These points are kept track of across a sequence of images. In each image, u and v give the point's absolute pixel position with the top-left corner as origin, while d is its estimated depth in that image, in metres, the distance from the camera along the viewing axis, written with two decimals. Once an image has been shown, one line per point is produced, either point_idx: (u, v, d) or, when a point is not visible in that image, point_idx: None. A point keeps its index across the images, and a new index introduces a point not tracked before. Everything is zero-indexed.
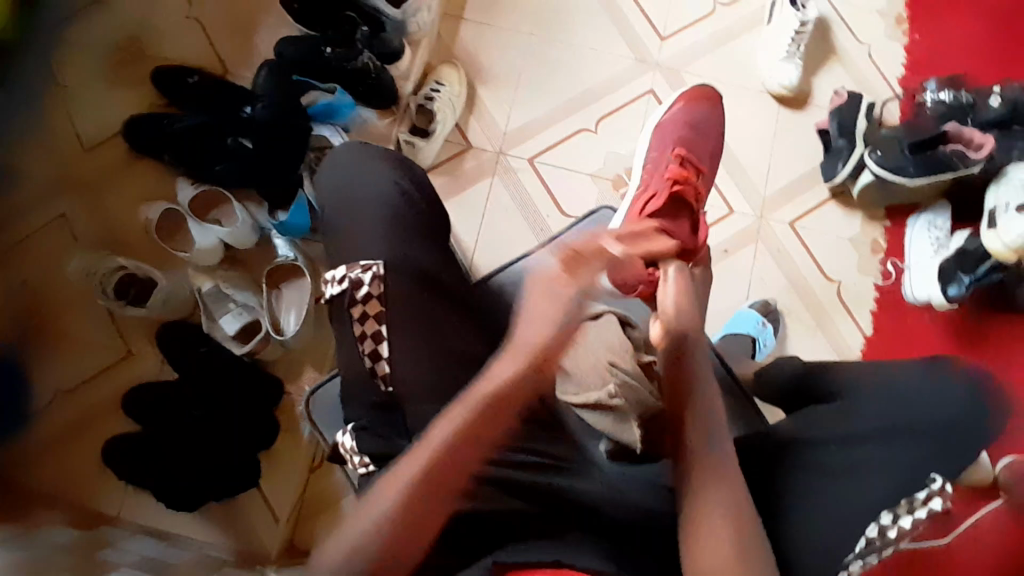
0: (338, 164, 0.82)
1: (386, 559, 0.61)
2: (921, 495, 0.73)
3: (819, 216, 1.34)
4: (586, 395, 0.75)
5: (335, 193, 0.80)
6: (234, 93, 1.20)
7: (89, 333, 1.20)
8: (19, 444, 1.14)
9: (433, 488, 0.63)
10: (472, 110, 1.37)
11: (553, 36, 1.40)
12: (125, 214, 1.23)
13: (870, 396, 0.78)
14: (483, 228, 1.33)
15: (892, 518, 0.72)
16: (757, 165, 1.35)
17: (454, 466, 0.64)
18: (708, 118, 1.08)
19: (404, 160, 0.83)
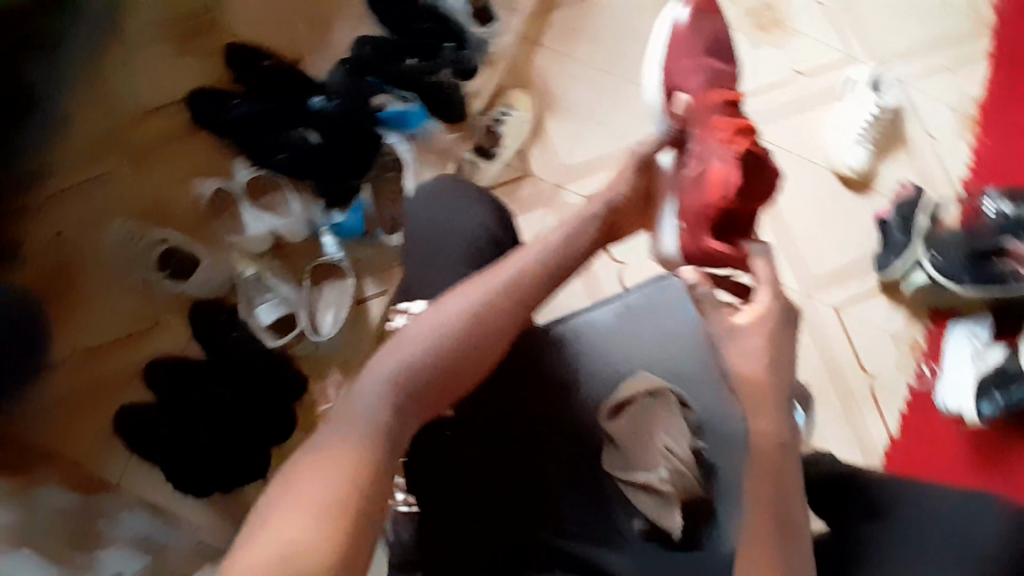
0: (425, 197, 0.85)
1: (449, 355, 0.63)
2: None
3: (866, 306, 1.32)
4: (630, 467, 0.78)
5: (420, 225, 0.82)
6: (303, 84, 1.21)
7: (113, 297, 1.16)
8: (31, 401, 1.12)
9: (466, 335, 0.65)
10: (537, 137, 1.35)
11: (627, 76, 1.39)
12: (172, 182, 1.20)
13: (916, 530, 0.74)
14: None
15: None
16: (813, 244, 1.34)
17: (480, 323, 0.66)
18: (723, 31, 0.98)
19: (488, 198, 0.86)
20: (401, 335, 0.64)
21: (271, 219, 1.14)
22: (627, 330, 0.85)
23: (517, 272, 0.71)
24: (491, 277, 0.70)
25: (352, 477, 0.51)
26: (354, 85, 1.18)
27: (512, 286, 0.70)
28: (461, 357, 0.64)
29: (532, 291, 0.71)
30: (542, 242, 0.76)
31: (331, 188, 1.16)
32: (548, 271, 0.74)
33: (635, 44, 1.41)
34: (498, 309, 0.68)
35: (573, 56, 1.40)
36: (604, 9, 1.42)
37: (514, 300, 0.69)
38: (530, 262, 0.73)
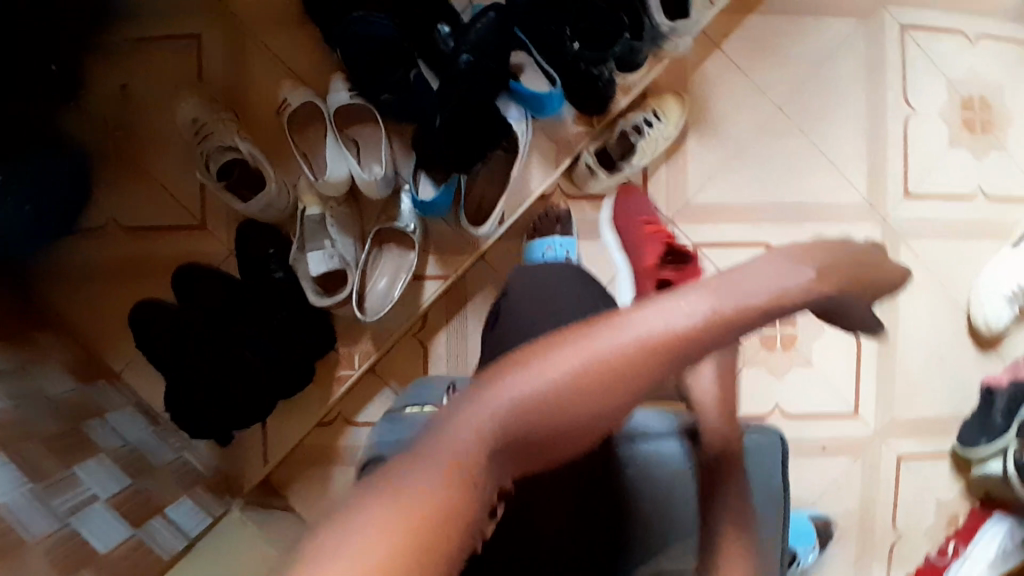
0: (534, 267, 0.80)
1: (563, 407, 0.51)
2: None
3: (929, 464, 1.22)
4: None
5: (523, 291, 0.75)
6: (438, 7, 1.02)
7: (168, 183, 1.07)
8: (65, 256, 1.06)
9: (589, 388, 0.52)
10: (670, 158, 1.17)
11: (798, 125, 1.19)
12: (266, 78, 1.06)
13: None
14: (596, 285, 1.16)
15: None
16: (908, 382, 1.21)
17: (608, 377, 0.52)
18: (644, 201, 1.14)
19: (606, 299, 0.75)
20: (511, 362, 0.54)
21: (350, 160, 0.98)
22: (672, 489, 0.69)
23: (677, 321, 0.54)
24: (640, 322, 0.55)
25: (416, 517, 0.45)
26: (501, 43, 0.98)
27: (667, 338, 0.54)
28: (574, 415, 0.52)
29: (690, 351, 0.55)
30: (726, 283, 0.57)
31: (431, 152, 0.99)
32: (720, 332, 0.55)
33: (824, 90, 1.19)
34: (634, 367, 0.53)
35: (750, 78, 1.19)
36: (809, 37, 1.19)
37: (661, 357, 0.54)
38: (704, 312, 0.55)
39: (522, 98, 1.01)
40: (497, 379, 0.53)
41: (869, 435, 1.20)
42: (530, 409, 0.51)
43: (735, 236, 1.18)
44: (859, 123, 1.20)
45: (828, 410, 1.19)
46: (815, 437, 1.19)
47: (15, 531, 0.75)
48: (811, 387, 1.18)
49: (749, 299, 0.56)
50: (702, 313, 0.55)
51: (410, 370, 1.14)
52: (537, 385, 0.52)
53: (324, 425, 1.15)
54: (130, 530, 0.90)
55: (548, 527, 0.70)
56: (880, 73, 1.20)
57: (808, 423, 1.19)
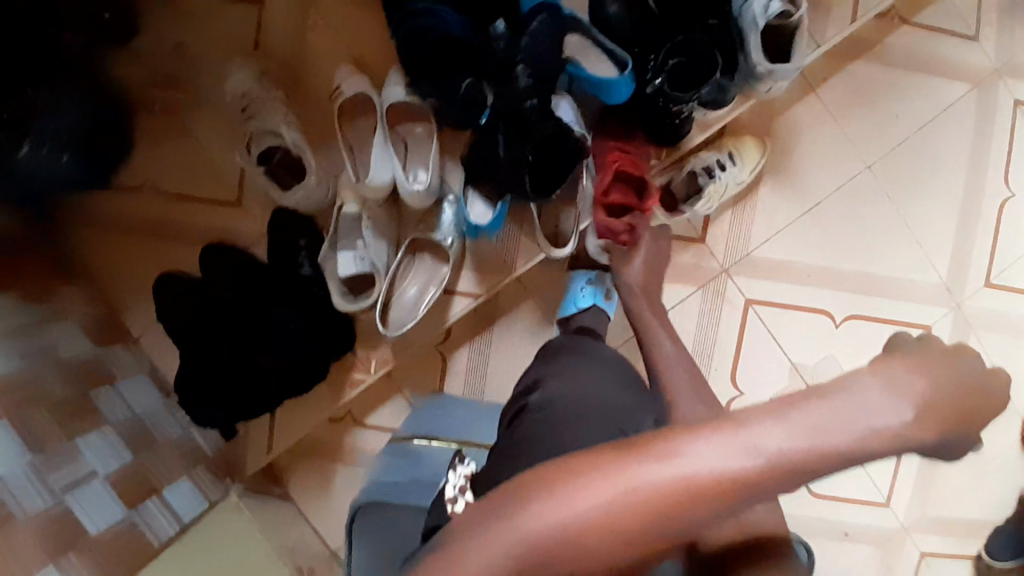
0: (578, 362, 0.76)
1: (591, 547, 0.46)
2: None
3: (953, 566, 1.15)
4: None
5: (550, 377, 0.74)
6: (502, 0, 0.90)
7: (209, 153, 1.03)
8: (95, 204, 1.04)
9: (622, 530, 0.46)
10: (737, 204, 1.09)
11: (883, 190, 1.10)
12: (321, 56, 1.00)
13: None
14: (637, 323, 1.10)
15: None
16: (949, 480, 1.13)
17: (643, 520, 0.46)
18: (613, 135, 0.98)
19: (633, 393, 0.73)
20: (543, 476, 0.49)
21: (397, 164, 0.92)
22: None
23: (737, 461, 0.46)
24: (693, 454, 0.47)
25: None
26: (554, 52, 0.87)
27: (719, 480, 0.46)
28: (606, 553, 0.46)
29: (746, 495, 0.47)
30: (807, 416, 0.47)
31: (478, 171, 0.93)
32: (789, 477, 0.46)
33: (919, 154, 1.09)
34: (675, 510, 0.46)
35: (841, 131, 1.08)
36: (915, 96, 1.08)
37: (711, 499, 0.46)
38: (772, 453, 0.46)
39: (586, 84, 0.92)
40: (525, 497, 0.48)
41: (897, 528, 1.13)
42: (552, 546, 0.46)
43: (790, 298, 1.11)
44: (952, 198, 1.10)
45: (856, 494, 1.12)
46: (838, 520, 1.12)
47: (6, 505, 0.71)
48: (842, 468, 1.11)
49: (828, 440, 0.46)
50: (770, 455, 0.46)
51: (426, 381, 1.11)
52: (566, 516, 0.46)
53: (333, 422, 1.13)
54: (124, 511, 0.87)
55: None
56: (986, 146, 1.10)
57: (833, 503, 1.12)
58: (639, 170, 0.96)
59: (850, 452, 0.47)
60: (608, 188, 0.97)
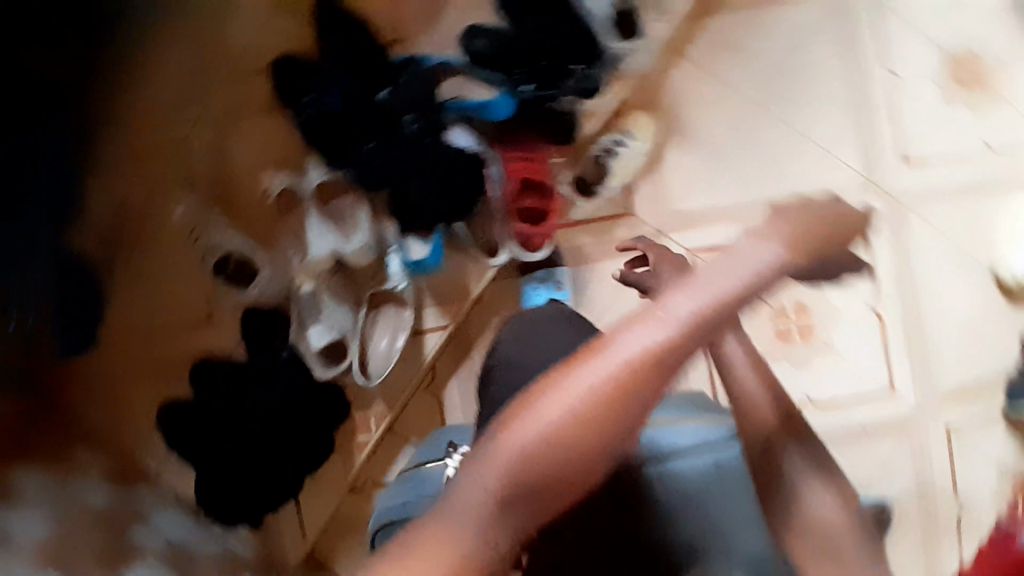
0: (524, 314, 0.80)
1: (565, 450, 0.52)
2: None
3: (989, 433, 1.15)
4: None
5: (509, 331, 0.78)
6: (379, 70, 1.05)
7: (176, 284, 1.10)
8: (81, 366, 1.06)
9: (586, 426, 0.52)
10: (649, 172, 1.17)
11: (775, 115, 1.18)
12: (248, 166, 1.11)
13: None
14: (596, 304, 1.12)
15: None
16: (941, 349, 1.17)
17: (602, 412, 0.52)
18: (520, 141, 1.08)
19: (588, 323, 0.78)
20: (510, 410, 0.56)
21: (331, 237, 1.05)
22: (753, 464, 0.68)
23: (659, 334, 0.54)
24: (621, 343, 0.54)
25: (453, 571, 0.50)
26: (428, 98, 1.04)
27: (650, 356, 0.53)
28: (577, 453, 0.52)
29: (674, 360, 0.54)
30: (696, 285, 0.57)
31: (407, 211, 1.04)
32: (697, 336, 0.55)
33: (793, 73, 1.18)
34: (625, 396, 0.52)
35: (718, 79, 1.19)
36: (772, 24, 1.18)
37: (650, 373, 0.53)
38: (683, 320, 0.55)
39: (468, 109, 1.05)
40: (499, 431, 0.55)
41: (910, 410, 1.16)
42: (531, 461, 0.52)
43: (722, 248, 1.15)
44: (840, 102, 1.19)
45: (859, 391, 1.15)
46: (856, 421, 1.13)
47: None
48: (835, 369, 1.15)
49: (723, 297, 0.57)
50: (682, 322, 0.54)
51: (428, 423, 1.15)
52: (547, 427, 0.52)
53: (357, 492, 1.16)
54: None
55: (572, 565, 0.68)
56: (856, 45, 1.18)
57: (845, 410, 1.12)
58: (540, 175, 1.09)
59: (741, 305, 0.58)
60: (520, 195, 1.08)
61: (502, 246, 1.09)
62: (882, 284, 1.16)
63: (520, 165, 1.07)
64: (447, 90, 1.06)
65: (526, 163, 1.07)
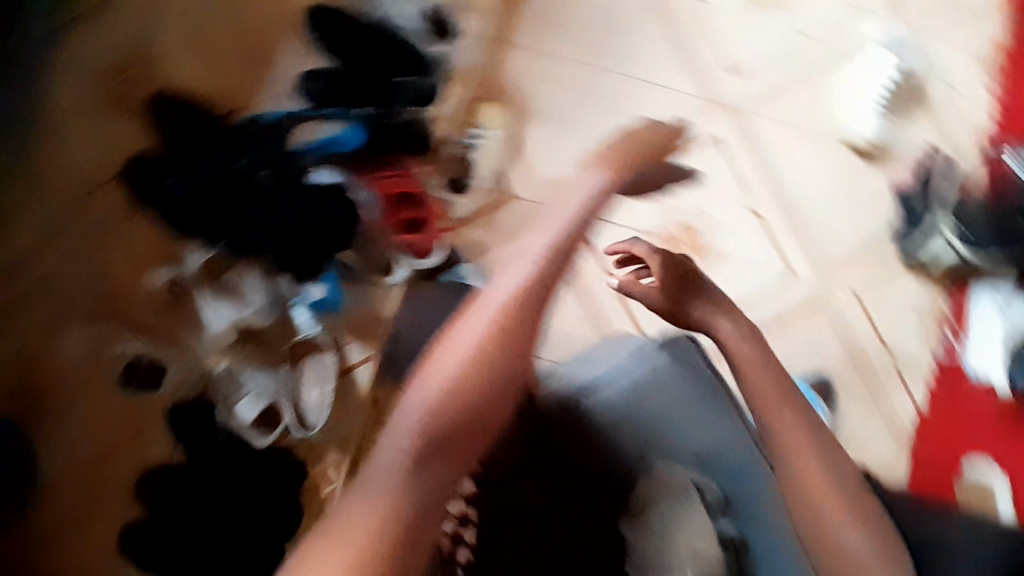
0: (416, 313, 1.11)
1: (451, 400, 0.79)
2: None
3: (893, 282, 1.26)
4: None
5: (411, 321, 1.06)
6: (225, 141, 1.08)
7: (91, 411, 1.06)
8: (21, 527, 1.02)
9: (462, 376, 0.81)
10: (516, 155, 1.17)
11: (612, 66, 1.23)
12: (126, 273, 1.10)
13: None
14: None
15: None
16: (827, 223, 1.25)
17: (472, 358, 0.82)
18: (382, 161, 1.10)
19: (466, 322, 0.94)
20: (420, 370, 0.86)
21: (227, 310, 1.07)
22: (670, 370, 0.91)
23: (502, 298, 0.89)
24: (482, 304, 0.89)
25: (367, 549, 0.69)
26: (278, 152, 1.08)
27: (498, 315, 0.86)
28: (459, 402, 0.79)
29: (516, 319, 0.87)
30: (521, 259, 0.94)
31: (290, 260, 1.06)
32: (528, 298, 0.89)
33: (615, 24, 1.24)
34: (486, 346, 0.83)
35: (553, 54, 1.21)
36: None
37: (499, 331, 0.85)
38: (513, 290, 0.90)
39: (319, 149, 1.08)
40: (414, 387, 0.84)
41: (817, 285, 1.24)
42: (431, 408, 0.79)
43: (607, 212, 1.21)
44: (662, 39, 1.26)
45: (770, 284, 1.23)
46: (771, 311, 1.22)
47: None
48: (739, 271, 1.22)
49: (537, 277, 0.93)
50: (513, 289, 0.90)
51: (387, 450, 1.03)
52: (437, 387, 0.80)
53: None
54: None
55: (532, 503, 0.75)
56: None
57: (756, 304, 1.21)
58: (409, 185, 1.11)
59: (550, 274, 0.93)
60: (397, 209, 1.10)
61: (395, 264, 1.09)
62: (753, 185, 1.25)
63: (386, 183, 1.09)
64: (299, 135, 1.09)
65: (391, 179, 1.10)
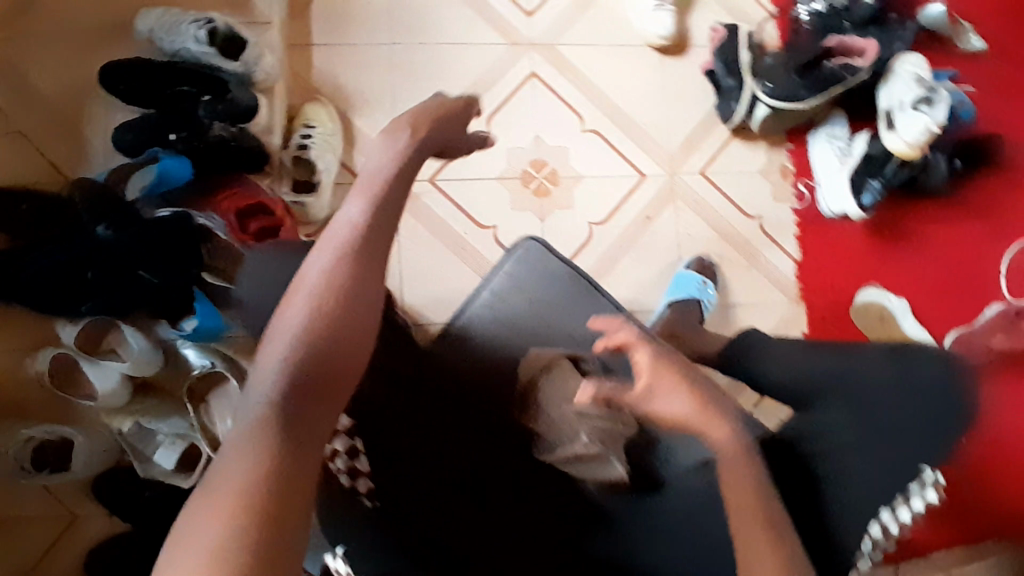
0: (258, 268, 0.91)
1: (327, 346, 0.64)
2: (916, 487, 0.80)
3: (729, 156, 1.37)
4: (573, 473, 0.80)
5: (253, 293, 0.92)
6: (57, 212, 1.06)
7: (21, 508, 1.08)
8: None
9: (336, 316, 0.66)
10: (351, 145, 1.24)
11: (416, 38, 1.29)
12: (11, 368, 1.10)
13: (865, 377, 0.85)
14: (403, 264, 1.26)
15: (903, 503, 0.79)
16: (655, 121, 1.35)
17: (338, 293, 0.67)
18: (218, 188, 1.11)
19: None
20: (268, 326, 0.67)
21: (114, 367, 1.05)
22: (534, 266, 0.89)
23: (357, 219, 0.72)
24: (332, 235, 0.71)
25: (238, 515, 0.52)
26: (112, 203, 1.04)
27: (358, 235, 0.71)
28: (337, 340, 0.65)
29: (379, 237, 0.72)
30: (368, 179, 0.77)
31: (161, 302, 1.07)
32: (386, 211, 0.74)
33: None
34: (352, 273, 0.68)
35: (355, 44, 1.26)
36: None
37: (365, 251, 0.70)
38: (368, 205, 0.74)
39: (155, 187, 1.08)
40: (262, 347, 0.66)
41: (665, 177, 1.35)
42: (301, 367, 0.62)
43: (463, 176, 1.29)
44: (453, 0, 1.32)
45: (623, 193, 1.33)
46: (635, 214, 1.33)
47: None
48: (596, 187, 1.33)
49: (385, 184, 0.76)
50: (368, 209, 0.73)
51: None
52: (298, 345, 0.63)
53: None
54: None
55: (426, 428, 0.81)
56: None
57: (615, 216, 1.33)
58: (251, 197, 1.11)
59: (399, 200, 0.76)
60: (246, 223, 1.09)
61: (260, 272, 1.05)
62: (581, 108, 1.33)
63: (232, 205, 1.09)
64: (131, 186, 1.07)
65: (236, 199, 1.10)
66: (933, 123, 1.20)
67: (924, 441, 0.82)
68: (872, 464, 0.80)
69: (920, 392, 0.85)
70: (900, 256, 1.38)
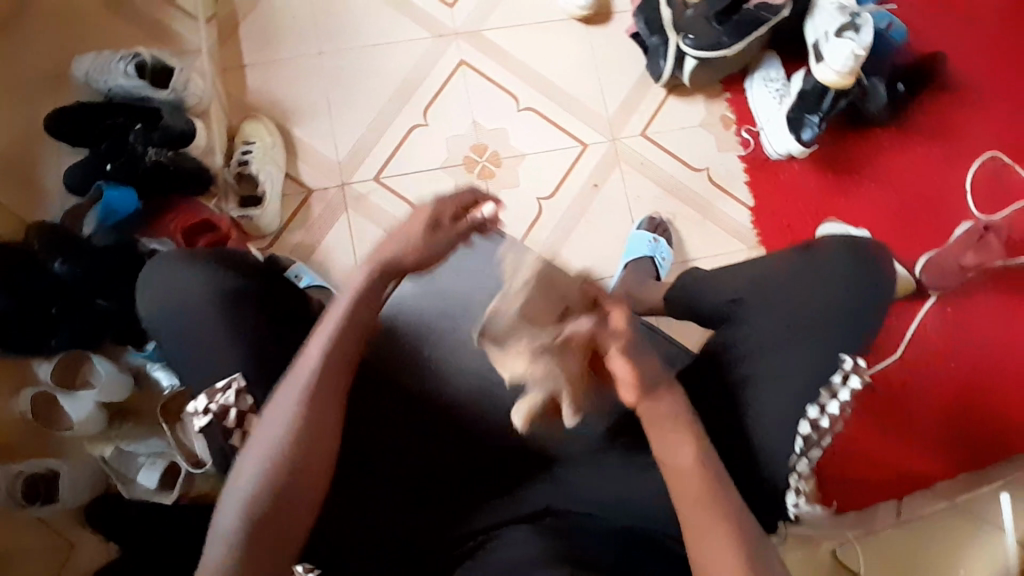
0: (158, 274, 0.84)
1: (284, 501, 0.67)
2: (837, 378, 0.79)
3: (666, 114, 1.38)
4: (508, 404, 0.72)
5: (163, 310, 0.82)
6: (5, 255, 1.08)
7: (18, 544, 1.11)
8: None
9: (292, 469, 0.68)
10: (294, 154, 1.28)
11: (342, 45, 1.33)
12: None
13: (785, 289, 0.84)
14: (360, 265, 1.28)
15: (818, 410, 0.78)
16: (588, 90, 1.37)
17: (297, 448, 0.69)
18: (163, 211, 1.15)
19: (217, 255, 0.85)
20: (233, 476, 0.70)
21: (86, 397, 1.07)
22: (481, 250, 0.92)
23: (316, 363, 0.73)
24: (292, 381, 0.73)
25: None
26: (67, 240, 1.08)
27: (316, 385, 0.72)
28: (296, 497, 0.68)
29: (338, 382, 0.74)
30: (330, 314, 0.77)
31: (128, 328, 1.11)
32: (345, 346, 0.75)
33: (332, 7, 1.34)
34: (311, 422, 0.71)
35: (286, 59, 1.31)
36: None
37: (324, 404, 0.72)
38: (328, 341, 0.75)
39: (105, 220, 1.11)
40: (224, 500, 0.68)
41: (607, 142, 1.36)
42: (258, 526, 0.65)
43: (407, 170, 1.30)
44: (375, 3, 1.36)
45: (569, 162, 1.35)
46: (582, 182, 1.35)
47: None
48: (541, 161, 1.34)
49: (341, 320, 0.76)
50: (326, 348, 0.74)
51: None
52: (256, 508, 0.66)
53: None
54: None
55: (369, 414, 0.85)
56: None
57: (562, 188, 1.34)
58: (195, 217, 1.15)
59: (362, 336, 0.78)
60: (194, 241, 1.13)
61: None
62: (514, 89, 1.36)
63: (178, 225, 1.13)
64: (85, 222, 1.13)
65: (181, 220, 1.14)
66: (858, 47, 1.19)
67: (840, 335, 0.81)
68: (795, 375, 0.80)
69: (842, 292, 0.83)
70: (854, 190, 1.36)
